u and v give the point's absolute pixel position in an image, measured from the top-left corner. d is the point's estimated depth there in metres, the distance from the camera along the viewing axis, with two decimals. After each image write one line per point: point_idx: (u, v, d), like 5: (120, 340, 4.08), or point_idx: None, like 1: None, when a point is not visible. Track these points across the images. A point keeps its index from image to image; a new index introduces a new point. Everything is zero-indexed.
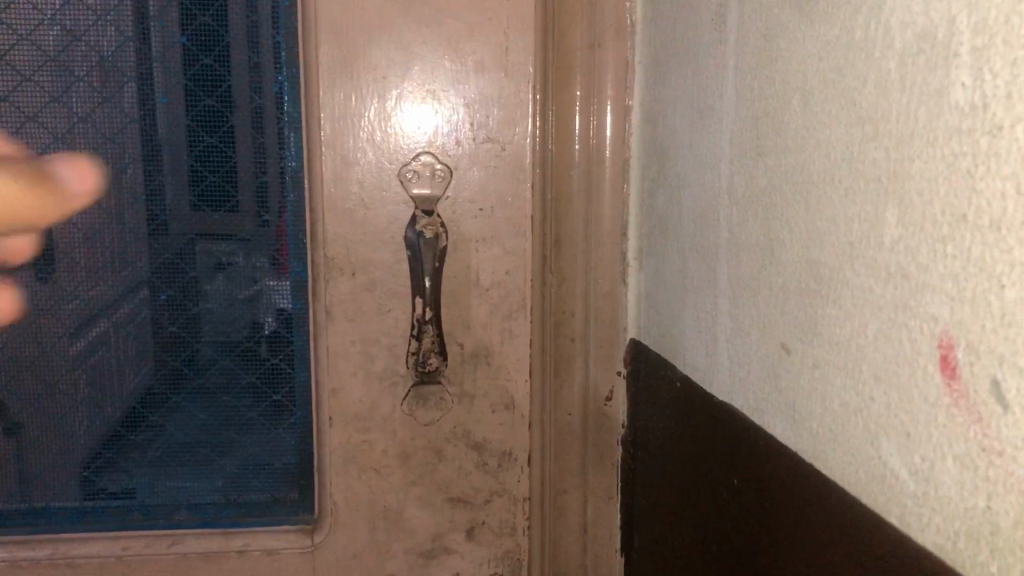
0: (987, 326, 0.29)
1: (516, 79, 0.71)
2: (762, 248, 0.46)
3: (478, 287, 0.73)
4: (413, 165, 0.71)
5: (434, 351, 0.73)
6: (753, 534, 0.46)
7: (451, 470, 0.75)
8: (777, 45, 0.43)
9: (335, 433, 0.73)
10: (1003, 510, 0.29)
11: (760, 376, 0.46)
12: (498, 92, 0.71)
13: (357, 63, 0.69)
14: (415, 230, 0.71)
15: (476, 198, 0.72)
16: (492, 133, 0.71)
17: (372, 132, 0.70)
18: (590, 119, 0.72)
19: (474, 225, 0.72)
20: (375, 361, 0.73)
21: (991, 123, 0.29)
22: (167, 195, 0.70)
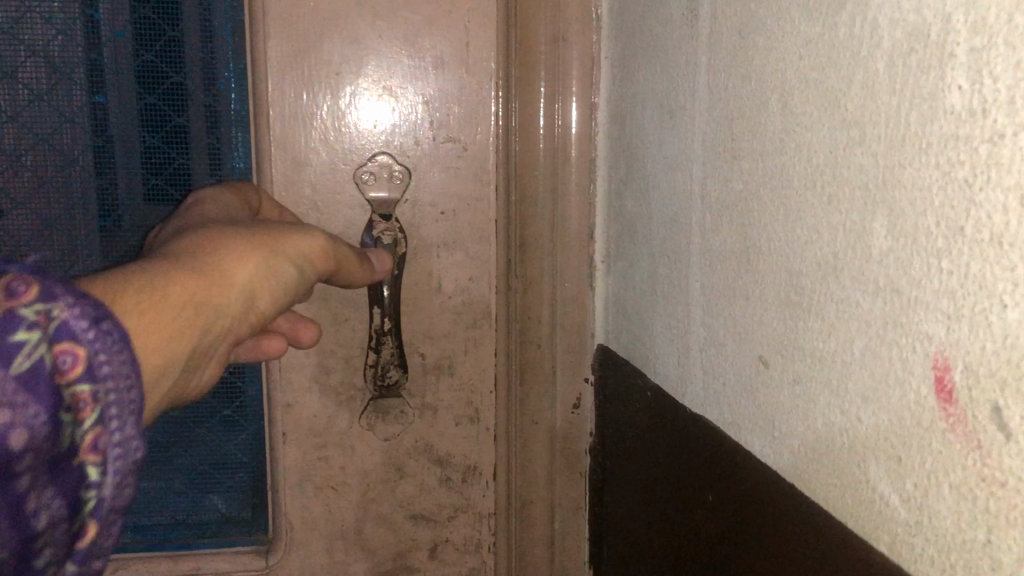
0: (987, 349, 0.27)
1: (476, 77, 0.68)
2: (737, 255, 0.43)
3: (439, 294, 0.71)
4: (369, 167, 0.68)
5: (393, 364, 0.70)
6: (729, 552, 0.44)
7: (413, 487, 0.73)
8: (753, 42, 0.41)
9: (290, 450, 0.70)
10: (1004, 545, 0.27)
11: (735, 390, 0.44)
12: (458, 91, 0.68)
13: (309, 58, 0.65)
14: (372, 235, 0.68)
15: (435, 202, 0.69)
16: (452, 133, 0.69)
17: (325, 131, 0.67)
18: (555, 114, 0.69)
19: (435, 230, 0.70)
20: (332, 373, 0.70)
21: (990, 131, 0.27)
22: (118, 192, 0.67)
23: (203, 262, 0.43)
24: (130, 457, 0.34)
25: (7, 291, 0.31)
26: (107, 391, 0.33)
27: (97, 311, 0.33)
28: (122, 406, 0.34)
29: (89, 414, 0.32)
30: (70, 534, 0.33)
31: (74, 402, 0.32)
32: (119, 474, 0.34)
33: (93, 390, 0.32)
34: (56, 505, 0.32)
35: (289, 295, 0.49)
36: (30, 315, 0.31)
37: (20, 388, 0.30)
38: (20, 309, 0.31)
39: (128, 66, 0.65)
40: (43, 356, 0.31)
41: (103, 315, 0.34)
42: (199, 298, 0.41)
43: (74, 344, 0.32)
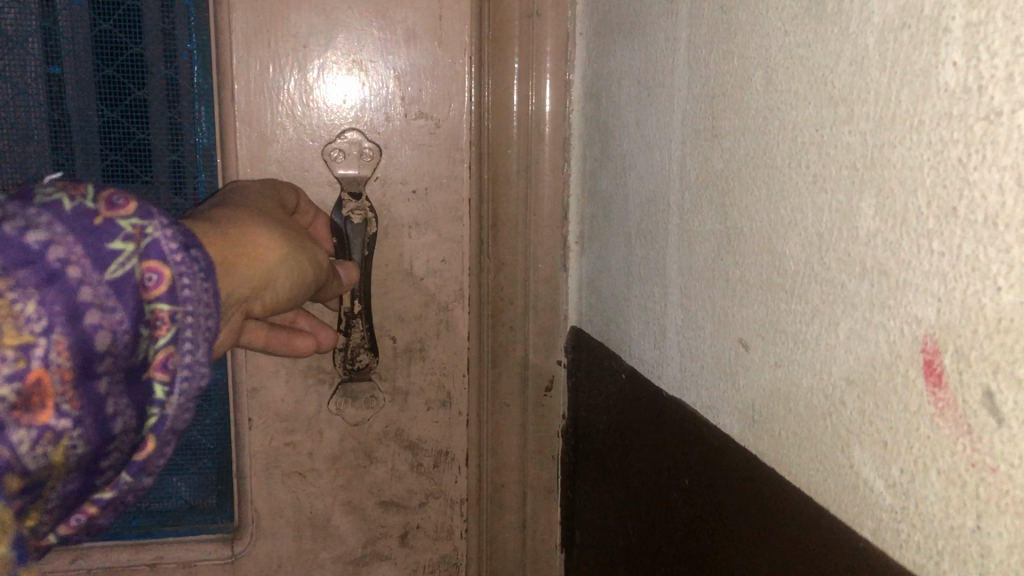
0: (979, 331, 0.27)
1: (449, 52, 0.66)
2: (717, 235, 0.42)
3: (411, 277, 0.69)
4: (338, 143, 0.66)
5: (363, 348, 0.68)
6: (705, 534, 0.44)
7: (383, 473, 0.72)
8: (734, 17, 0.40)
9: (255, 436, 0.68)
10: (994, 531, 0.27)
11: (714, 373, 0.43)
12: (431, 67, 0.66)
13: (274, 30, 0.63)
14: (342, 214, 0.65)
15: (407, 180, 0.68)
16: (423, 109, 0.67)
17: (292, 106, 0.65)
18: (529, 92, 0.68)
19: (406, 209, 0.68)
20: (298, 358, 0.68)
21: (987, 109, 0.26)
22: (77, 167, 0.65)
23: (243, 232, 0.44)
24: (199, 376, 0.39)
25: (110, 205, 0.37)
26: (185, 313, 0.38)
27: (186, 241, 0.39)
28: (196, 332, 0.39)
29: (166, 330, 0.38)
30: (133, 443, 0.39)
31: (153, 319, 0.38)
32: (185, 396, 0.39)
33: (171, 311, 0.38)
34: (128, 413, 0.38)
35: (302, 295, 0.49)
36: (128, 229, 0.37)
37: (111, 293, 0.36)
38: (119, 222, 0.37)
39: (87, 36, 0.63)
40: (134, 269, 0.37)
41: (191, 245, 0.39)
42: (231, 260, 0.43)
43: (161, 265, 0.38)
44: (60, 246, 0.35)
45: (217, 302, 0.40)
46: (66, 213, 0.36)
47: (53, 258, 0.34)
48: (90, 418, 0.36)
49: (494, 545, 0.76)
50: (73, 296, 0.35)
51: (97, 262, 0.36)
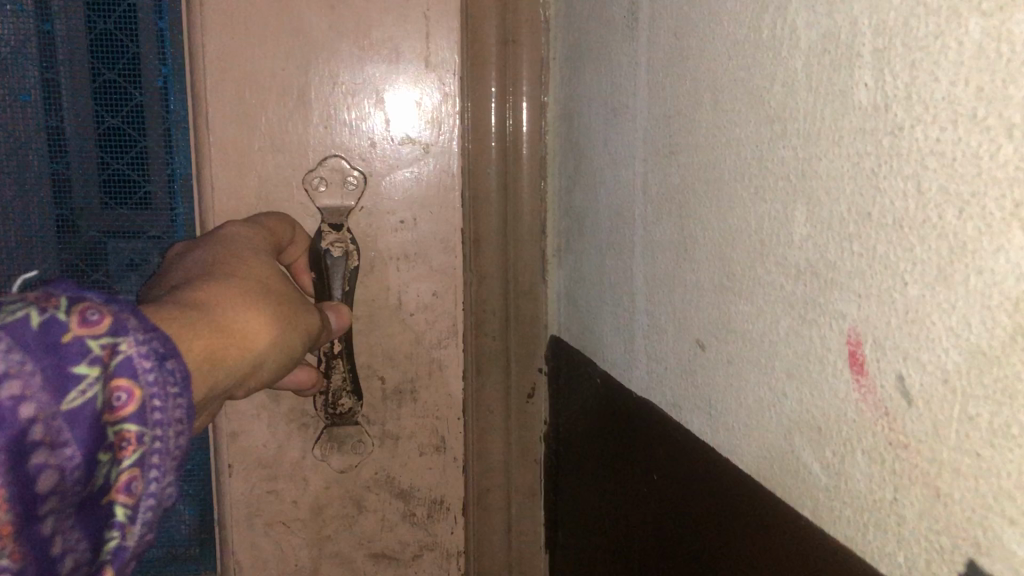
0: (892, 323, 0.30)
1: (428, 81, 0.68)
2: (674, 244, 0.46)
3: (399, 310, 0.71)
4: (320, 172, 0.68)
5: (343, 390, 0.70)
6: (673, 529, 0.47)
7: (373, 522, 0.73)
8: (687, 42, 0.44)
9: (237, 485, 0.69)
10: (908, 501, 0.30)
11: (676, 374, 0.47)
12: (417, 95, 0.68)
13: (257, 57, 0.65)
14: (322, 245, 0.67)
15: (393, 209, 0.70)
16: (408, 132, 0.69)
17: (277, 133, 0.67)
18: (506, 113, 0.72)
19: (393, 238, 0.70)
20: (280, 401, 0.69)
21: (893, 127, 0.29)
22: (76, 194, 0.68)
23: (229, 316, 0.42)
24: (162, 503, 0.36)
25: (83, 319, 0.33)
26: (156, 436, 0.35)
27: (162, 352, 0.36)
28: (164, 456, 0.35)
29: (131, 453, 0.34)
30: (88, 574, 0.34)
31: (119, 440, 0.34)
32: (147, 521, 0.35)
33: (139, 432, 0.34)
34: (80, 545, 0.34)
35: (291, 354, 0.47)
36: (97, 349, 0.33)
37: (66, 424, 0.32)
38: (90, 340, 0.33)
39: (70, 74, 0.66)
40: (98, 393, 0.33)
41: (166, 354, 0.36)
42: (218, 354, 0.40)
43: (131, 382, 0.34)
44: (16, 378, 0.30)
45: (190, 418, 0.37)
46: (27, 330, 0.31)
47: (6, 396, 0.30)
48: (35, 564, 0.32)
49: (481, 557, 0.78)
50: (25, 435, 0.30)
51: (60, 386, 0.32)
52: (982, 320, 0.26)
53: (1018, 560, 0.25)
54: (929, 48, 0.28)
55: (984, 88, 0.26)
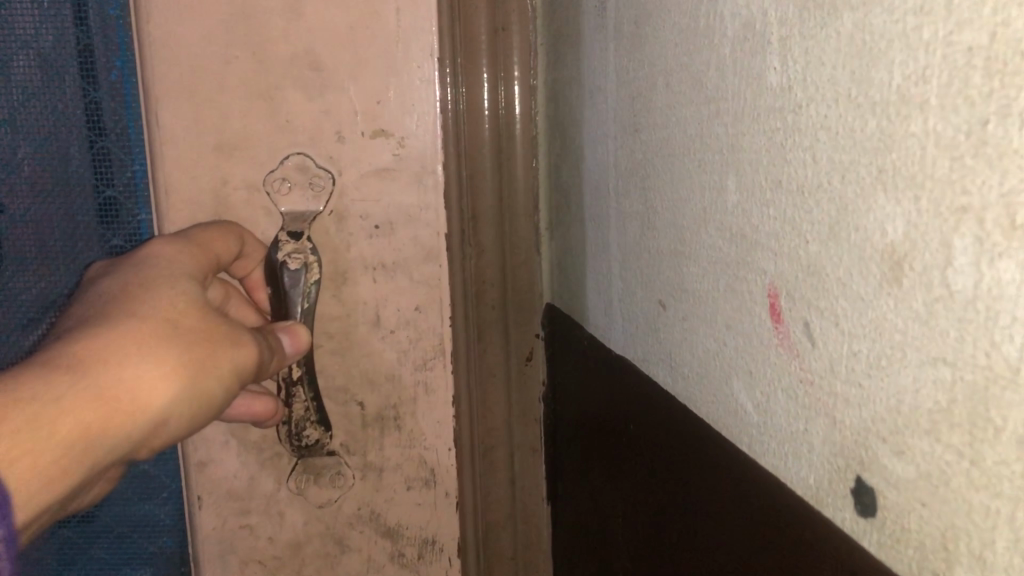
0: (798, 275, 0.35)
1: (405, 72, 0.69)
2: (641, 213, 0.51)
3: (378, 327, 0.72)
4: (282, 175, 0.69)
5: (308, 418, 0.72)
6: (647, 473, 0.52)
7: (356, 561, 0.76)
8: (644, 30, 0.48)
9: (207, 516, 0.73)
10: (815, 429, 0.34)
11: (644, 332, 0.51)
12: (392, 87, 0.69)
13: (233, 51, 0.67)
14: (280, 255, 0.68)
15: (369, 212, 0.71)
16: (381, 125, 0.69)
17: (252, 131, 0.68)
18: (499, 94, 0.77)
19: (370, 241, 0.71)
20: (251, 429, 0.73)
21: (794, 104, 0.34)
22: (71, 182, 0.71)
23: (118, 377, 0.40)
24: None
25: None
26: None
27: None
28: None
29: None
30: None
31: None
32: None
33: None
34: None
35: (224, 383, 0.47)
36: None
37: None
38: None
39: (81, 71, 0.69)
40: None
41: None
42: (94, 427, 0.38)
43: None
44: None
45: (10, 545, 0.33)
46: None
47: None
48: None
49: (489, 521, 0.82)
50: None
51: None
52: (860, 269, 0.31)
53: (892, 475, 0.30)
54: (817, 36, 0.32)
55: (856, 71, 0.30)
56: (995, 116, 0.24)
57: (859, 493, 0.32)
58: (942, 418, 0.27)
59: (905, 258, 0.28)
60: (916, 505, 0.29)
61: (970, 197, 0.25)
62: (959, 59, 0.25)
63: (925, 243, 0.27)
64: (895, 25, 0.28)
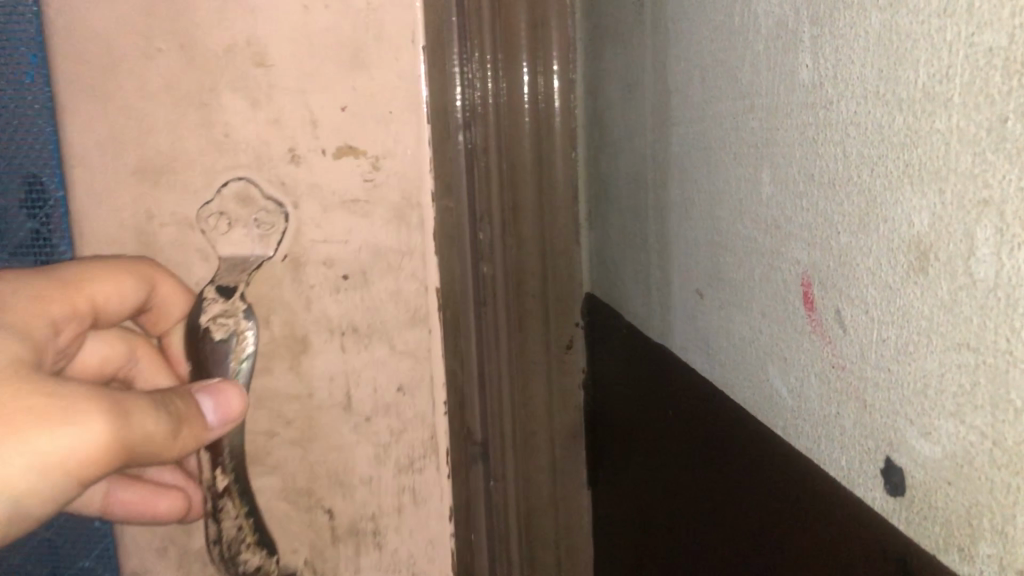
0: (829, 265, 0.36)
1: (377, 65, 0.49)
2: (678, 206, 0.52)
3: (349, 412, 0.53)
4: (218, 207, 0.51)
5: (243, 539, 0.52)
6: (684, 455, 0.53)
7: None
8: (679, 28, 0.50)
9: None
10: (847, 414, 0.36)
11: (682, 320, 0.53)
12: (358, 87, 0.49)
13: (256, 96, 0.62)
14: (202, 318, 0.49)
15: (332, 258, 0.51)
16: (349, 137, 0.50)
17: (161, 130, 0.51)
18: (539, 85, 0.76)
19: (335, 297, 0.51)
20: (193, 534, 0.55)
21: (825, 100, 0.35)
22: None
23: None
24: None
25: None
26: None
27: None
28: None
29: None
30: None
31: None
32: None
33: None
34: None
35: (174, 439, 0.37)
36: None
37: None
38: None
39: None
40: None
41: None
42: None
43: None
44: None
45: None
46: None
47: None
48: None
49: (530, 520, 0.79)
50: None
51: None
52: (888, 259, 0.32)
53: (919, 455, 0.31)
54: (847, 35, 0.33)
55: (883, 69, 0.31)
56: (1014, 114, 0.25)
57: (888, 473, 0.33)
58: (965, 400, 0.28)
59: (930, 248, 0.29)
60: (942, 483, 0.30)
61: (990, 191, 0.26)
62: (980, 59, 0.26)
63: (949, 234, 0.28)
64: (921, 26, 0.29)
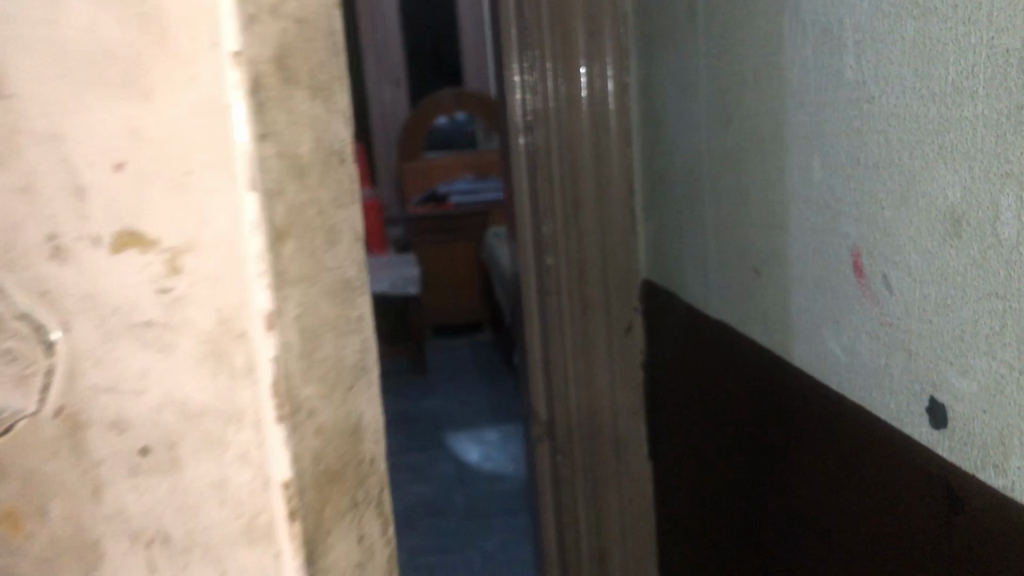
0: (875, 237, 0.42)
1: (159, 86, 0.23)
2: (736, 193, 0.58)
3: None
4: None
5: None
6: (745, 417, 0.59)
7: None
8: (734, 35, 0.56)
9: None
10: (896, 363, 0.42)
11: (742, 296, 0.59)
12: (123, 128, 0.23)
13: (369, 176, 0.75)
14: None
15: (124, 421, 0.25)
16: (128, 209, 0.24)
17: None
18: (597, 84, 0.76)
19: (137, 497, 0.25)
20: None
21: (869, 96, 0.41)
22: None
23: None
24: None
25: None
26: None
27: None
28: None
29: None
30: None
31: None
32: None
33: None
34: None
35: None
36: None
37: None
38: None
39: None
40: None
41: None
42: None
43: None
44: None
45: None
46: None
47: None
48: None
49: (599, 496, 0.82)
50: None
51: None
52: (927, 228, 0.38)
53: (958, 392, 0.37)
54: (888, 41, 0.39)
55: (919, 69, 0.37)
56: None
57: (932, 409, 0.39)
58: (995, 340, 0.34)
59: (963, 216, 0.35)
60: (979, 413, 0.36)
61: (1010, 166, 0.32)
62: (999, 60, 0.32)
63: (978, 203, 0.34)
64: (950, 32, 0.35)
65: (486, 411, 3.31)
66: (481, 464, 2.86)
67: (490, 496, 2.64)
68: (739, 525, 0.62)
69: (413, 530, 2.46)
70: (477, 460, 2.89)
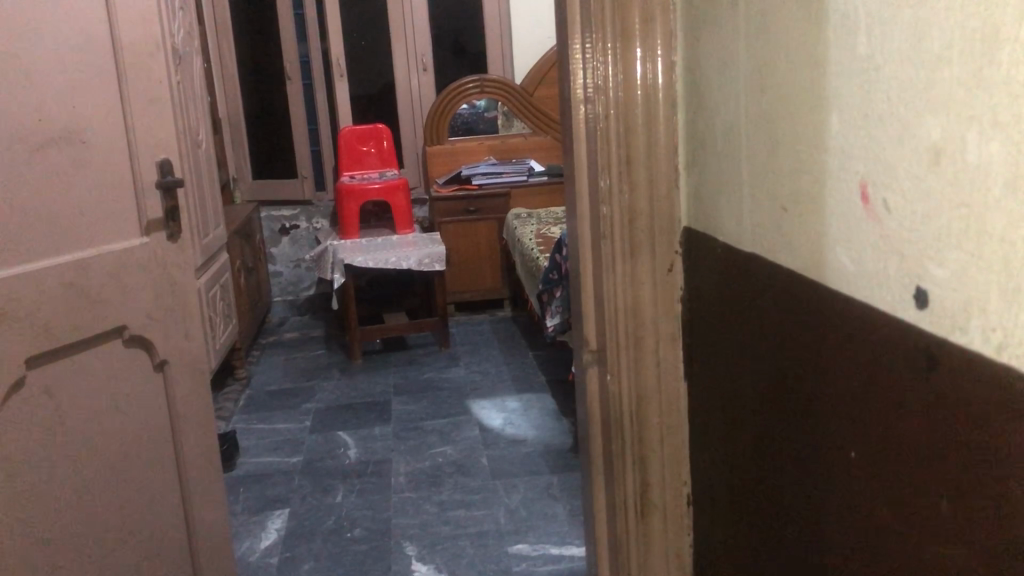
0: (879, 171, 0.56)
1: None
2: (767, 146, 0.72)
3: None
4: None
5: None
6: (768, 328, 0.73)
7: None
8: (770, 19, 0.69)
9: None
10: (891, 265, 0.56)
11: (770, 230, 0.73)
12: None
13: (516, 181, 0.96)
14: None
15: None
16: None
17: None
18: (649, 57, 0.89)
19: None
20: None
21: (877, 66, 0.55)
22: None
23: None
24: None
25: None
26: None
27: None
28: None
29: None
30: None
31: None
32: None
33: None
34: None
35: None
36: None
37: None
38: None
39: None
40: None
41: None
42: None
43: None
44: None
45: None
46: None
47: None
48: None
49: (642, 408, 0.96)
50: None
51: None
52: (914, 160, 0.52)
53: (937, 277, 0.51)
54: (892, 25, 0.53)
55: (913, 46, 0.51)
56: (987, 68, 0.45)
57: (919, 295, 0.53)
58: (964, 236, 0.49)
59: (941, 149, 0.50)
60: (951, 290, 0.50)
61: (974, 113, 0.47)
62: (969, 39, 0.46)
63: (953, 140, 0.49)
64: (936, 18, 0.49)
65: (505, 381, 3.46)
66: (503, 427, 3.03)
67: (512, 457, 2.81)
68: (761, 422, 0.77)
69: (440, 487, 2.63)
70: (499, 424, 3.06)
